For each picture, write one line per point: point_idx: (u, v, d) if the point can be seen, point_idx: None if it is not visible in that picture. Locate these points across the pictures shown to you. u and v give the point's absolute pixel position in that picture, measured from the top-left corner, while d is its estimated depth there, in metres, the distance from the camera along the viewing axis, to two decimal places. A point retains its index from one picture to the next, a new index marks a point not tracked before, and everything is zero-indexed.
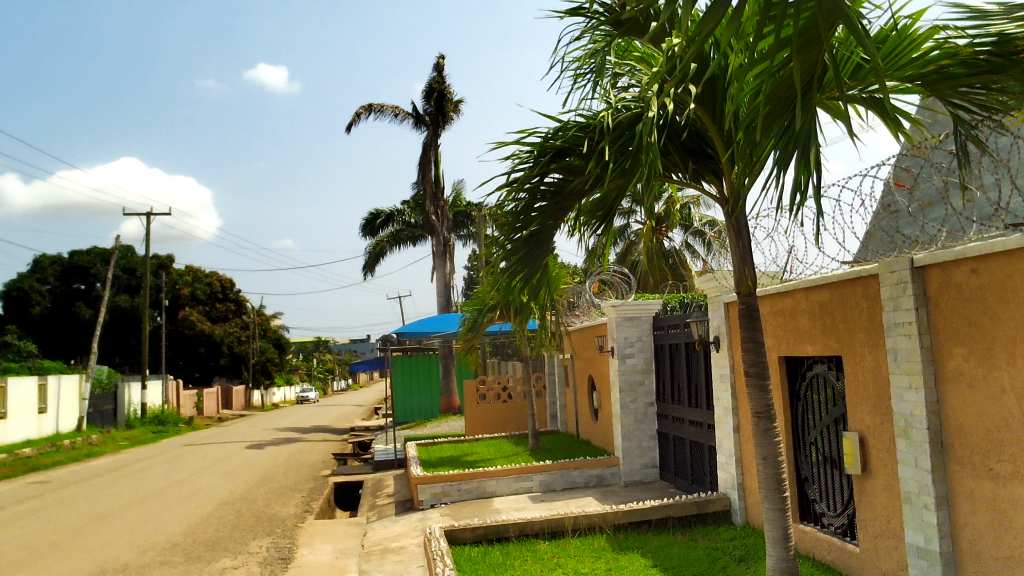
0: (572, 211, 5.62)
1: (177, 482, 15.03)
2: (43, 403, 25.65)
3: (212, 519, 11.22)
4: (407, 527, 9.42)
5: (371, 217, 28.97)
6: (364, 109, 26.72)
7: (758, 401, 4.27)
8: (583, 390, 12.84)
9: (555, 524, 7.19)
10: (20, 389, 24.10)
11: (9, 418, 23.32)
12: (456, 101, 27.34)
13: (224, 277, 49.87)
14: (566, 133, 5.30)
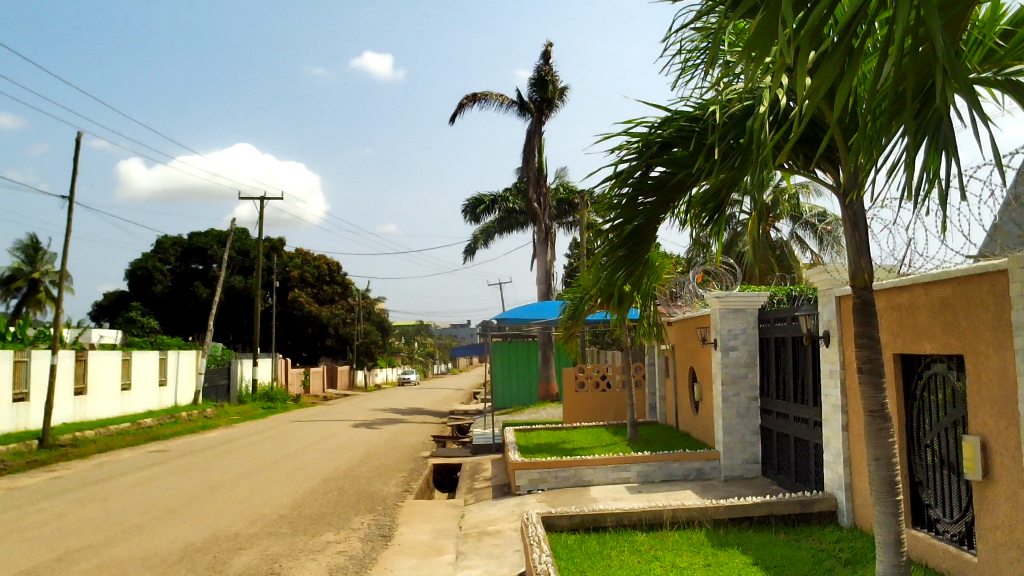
0: (678, 203, 5.51)
1: (285, 457, 15.62)
2: (163, 376, 27.09)
3: (317, 493, 11.62)
4: (504, 512, 9.50)
5: (474, 203, 29.32)
6: (469, 98, 27.01)
7: (871, 400, 4.09)
8: (684, 382, 12.62)
9: (653, 516, 7.11)
10: (143, 362, 25.52)
11: (132, 390, 24.72)
12: (563, 88, 27.23)
13: (331, 261, 51.34)
14: (674, 125, 5.22)
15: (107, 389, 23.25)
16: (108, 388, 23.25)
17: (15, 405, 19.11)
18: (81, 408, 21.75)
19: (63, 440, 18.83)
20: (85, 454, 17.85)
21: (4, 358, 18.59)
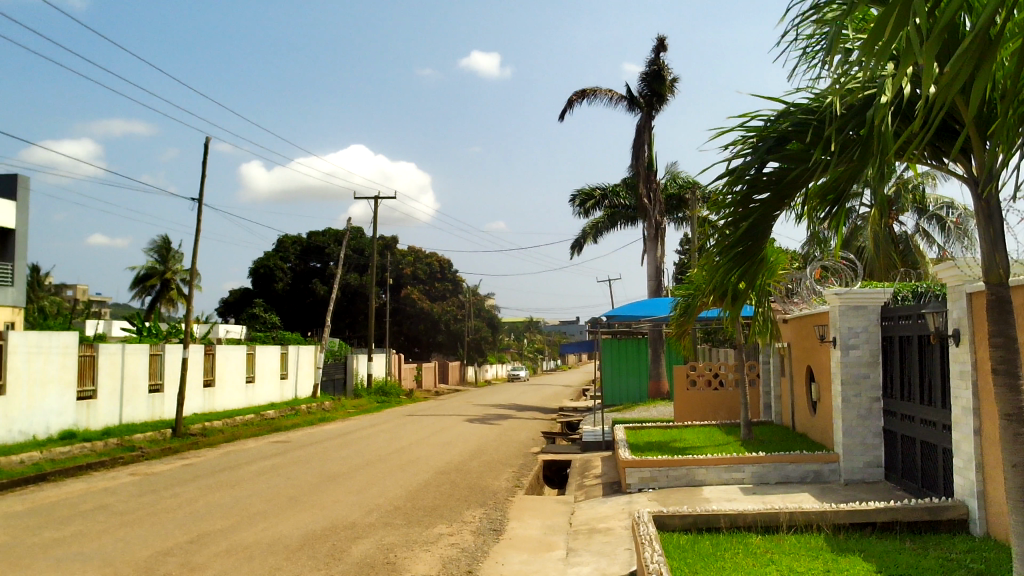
0: (794, 199, 5.36)
1: (398, 450, 16.02)
2: (284, 369, 28.24)
3: (430, 486, 11.87)
4: (614, 509, 9.47)
5: (584, 198, 29.20)
6: (578, 94, 26.96)
7: (1007, 403, 3.86)
8: (801, 381, 12.22)
9: (769, 518, 6.93)
10: (266, 356, 26.67)
11: (256, 382, 25.88)
12: (673, 81, 26.84)
13: (443, 258, 52.26)
14: (790, 118, 5.11)
15: (234, 381, 24.43)
16: (234, 380, 24.43)
17: (151, 395, 20.33)
18: (210, 399, 22.93)
19: (194, 429, 19.92)
20: (213, 442, 18.82)
21: (141, 351, 19.79)
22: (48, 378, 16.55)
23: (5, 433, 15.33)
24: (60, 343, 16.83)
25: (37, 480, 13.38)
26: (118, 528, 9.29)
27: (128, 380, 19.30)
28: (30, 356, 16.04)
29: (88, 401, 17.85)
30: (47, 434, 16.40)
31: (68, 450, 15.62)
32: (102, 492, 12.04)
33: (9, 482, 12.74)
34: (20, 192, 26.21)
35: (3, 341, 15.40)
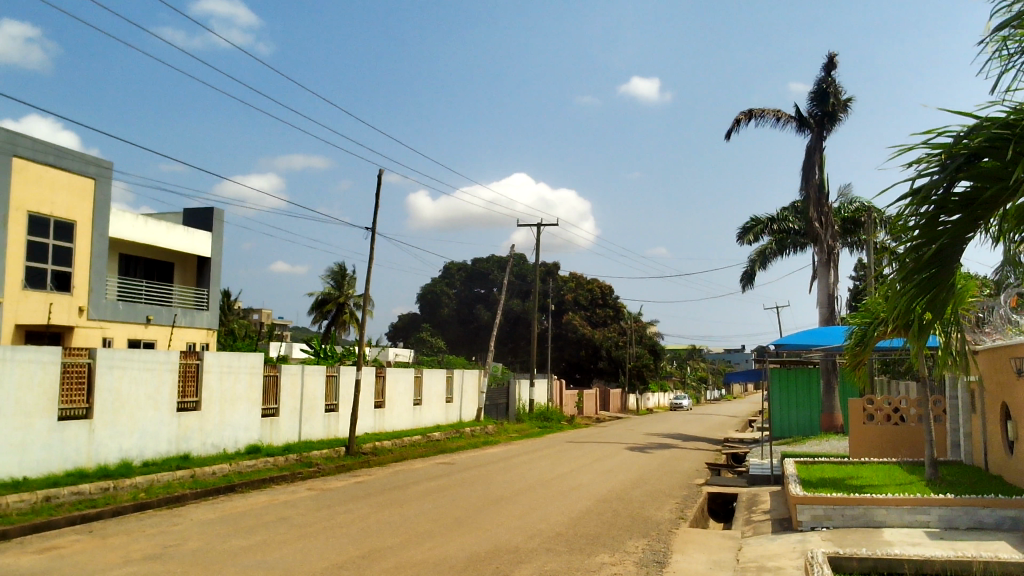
0: (989, 220, 5.01)
1: (560, 476, 16.05)
2: (450, 393, 29.03)
3: (592, 514, 11.79)
4: (784, 548, 9.05)
5: (750, 225, 28.34)
6: (744, 115, 26.32)
7: None
8: (996, 420, 11.24)
9: (961, 567, 6.41)
10: (433, 379, 27.54)
11: (423, 405, 26.74)
12: (846, 99, 25.72)
13: (604, 284, 52.17)
14: (985, 133, 4.82)
15: (402, 404, 25.36)
16: (403, 403, 25.36)
17: (327, 415, 21.43)
18: (381, 420, 23.91)
19: (365, 448, 20.82)
20: (383, 461, 19.58)
21: (318, 373, 20.96)
22: (237, 397, 17.82)
23: (200, 445, 16.63)
24: (247, 364, 18.12)
25: (227, 490, 14.40)
26: (296, 539, 9.83)
27: (306, 400, 20.46)
28: (221, 375, 17.35)
29: (271, 418, 19.06)
30: (235, 449, 17.62)
31: (253, 463, 16.71)
32: (282, 504, 12.79)
33: (202, 491, 13.79)
34: (216, 224, 28.56)
35: (200, 360, 16.76)
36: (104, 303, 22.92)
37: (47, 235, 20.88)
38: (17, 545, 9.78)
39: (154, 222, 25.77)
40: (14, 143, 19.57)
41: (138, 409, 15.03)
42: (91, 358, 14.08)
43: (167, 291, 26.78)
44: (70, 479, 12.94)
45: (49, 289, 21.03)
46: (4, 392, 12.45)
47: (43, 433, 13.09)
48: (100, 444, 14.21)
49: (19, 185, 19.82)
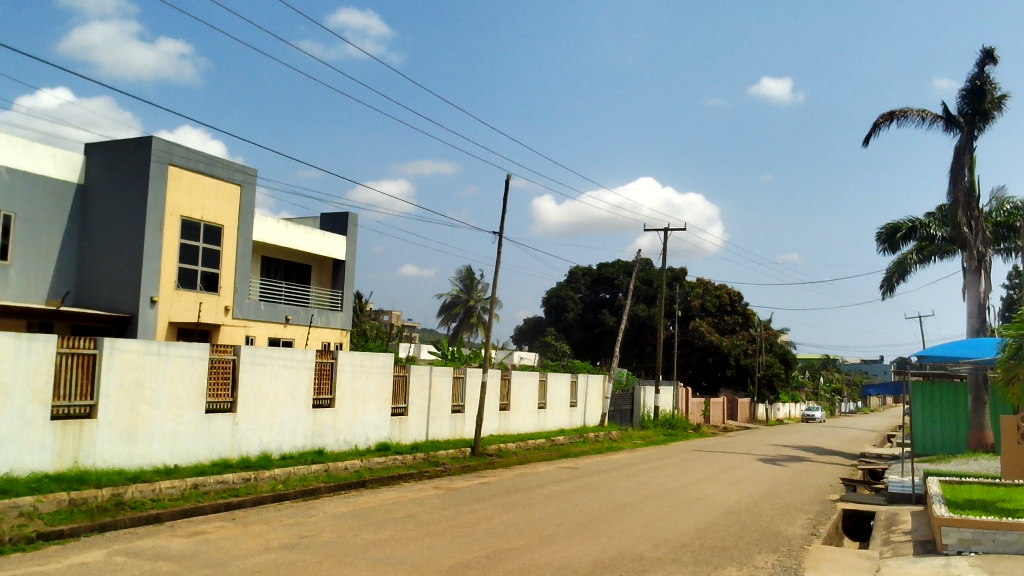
0: None
1: (685, 486, 15.76)
2: (574, 398, 29.05)
3: (719, 526, 11.53)
4: (927, 572, 8.57)
5: (891, 231, 26.97)
6: (886, 116, 25.09)
7: None
8: None
9: None
10: (558, 383, 27.61)
11: (548, 408, 26.86)
12: (1001, 96, 24.10)
13: (734, 290, 50.86)
14: None
15: (527, 407, 25.55)
16: (528, 406, 25.55)
17: (454, 415, 21.86)
18: (506, 422, 24.19)
19: (490, 450, 21.08)
20: (508, 463, 19.80)
21: (446, 374, 21.40)
22: (369, 395, 18.45)
23: (334, 441, 17.31)
24: (379, 364, 18.72)
25: (359, 485, 14.91)
26: (423, 536, 10.07)
27: (434, 400, 20.94)
28: (354, 374, 17.99)
29: (401, 417, 19.62)
30: (366, 445, 18.25)
31: (383, 460, 17.24)
32: (410, 501, 13.15)
33: (335, 485, 14.34)
34: (351, 228, 29.70)
35: (334, 359, 17.44)
36: (248, 303, 24.17)
37: (198, 238, 22.23)
38: (168, 528, 10.47)
39: (294, 226, 27.00)
40: (169, 152, 21.04)
41: (278, 405, 15.79)
42: (236, 354, 14.90)
43: (305, 292, 28.05)
44: (216, 468, 13.73)
45: (199, 289, 22.37)
46: (160, 385, 13.37)
47: (193, 424, 13.96)
48: (244, 437, 15.03)
49: (173, 191, 21.25)
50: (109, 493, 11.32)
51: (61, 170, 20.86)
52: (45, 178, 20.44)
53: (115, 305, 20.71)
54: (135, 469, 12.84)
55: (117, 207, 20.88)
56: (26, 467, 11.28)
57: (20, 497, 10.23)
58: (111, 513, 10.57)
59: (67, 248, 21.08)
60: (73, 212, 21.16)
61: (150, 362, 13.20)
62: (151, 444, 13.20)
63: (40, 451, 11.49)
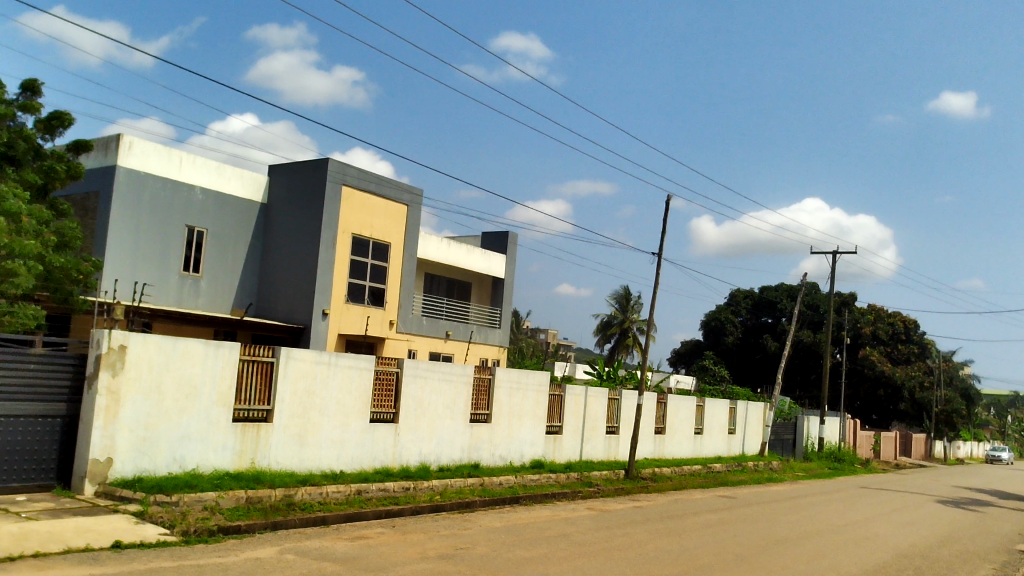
0: None
1: (852, 523, 14.89)
2: (733, 425, 28.18)
3: (890, 569, 10.83)
4: None
5: None
6: None
7: None
8: None
9: None
10: (716, 409, 26.89)
11: (705, 434, 26.17)
12: None
13: (910, 318, 47.74)
14: None
15: (683, 431, 24.98)
16: (684, 430, 24.98)
17: (608, 436, 21.73)
18: (661, 446, 23.80)
19: (644, 474, 20.76)
20: (663, 488, 19.42)
21: (601, 394, 21.34)
22: (525, 412, 18.66)
23: (489, 456, 17.61)
24: (535, 381, 18.90)
25: (512, 501, 15.08)
26: (576, 556, 10.05)
27: (589, 420, 20.88)
28: (511, 391, 18.25)
29: (556, 436, 19.71)
30: (521, 462, 18.44)
31: (537, 478, 17.35)
32: (564, 520, 13.16)
33: (490, 500, 14.56)
34: (510, 247, 30.24)
35: (492, 376, 17.77)
36: (411, 317, 25.08)
37: (366, 255, 23.33)
38: (334, 531, 10.98)
39: (456, 244, 27.78)
40: (344, 173, 22.24)
41: (437, 418, 16.26)
42: (399, 367, 15.47)
43: (465, 309, 28.77)
44: (378, 476, 14.29)
45: (367, 303, 23.44)
46: (329, 393, 14.09)
47: (358, 432, 14.61)
48: (405, 447, 15.57)
49: (346, 209, 22.44)
50: (281, 493, 12.02)
51: (248, 190, 22.43)
52: (234, 198, 22.06)
53: (291, 316, 22.02)
54: (305, 472, 13.58)
55: (295, 224, 22.26)
56: (209, 465, 12.19)
57: (203, 492, 11.07)
58: (283, 512, 11.22)
59: (250, 263, 22.64)
60: (257, 229, 22.71)
61: (321, 372, 13.93)
62: (320, 449, 13.92)
63: (223, 451, 12.39)
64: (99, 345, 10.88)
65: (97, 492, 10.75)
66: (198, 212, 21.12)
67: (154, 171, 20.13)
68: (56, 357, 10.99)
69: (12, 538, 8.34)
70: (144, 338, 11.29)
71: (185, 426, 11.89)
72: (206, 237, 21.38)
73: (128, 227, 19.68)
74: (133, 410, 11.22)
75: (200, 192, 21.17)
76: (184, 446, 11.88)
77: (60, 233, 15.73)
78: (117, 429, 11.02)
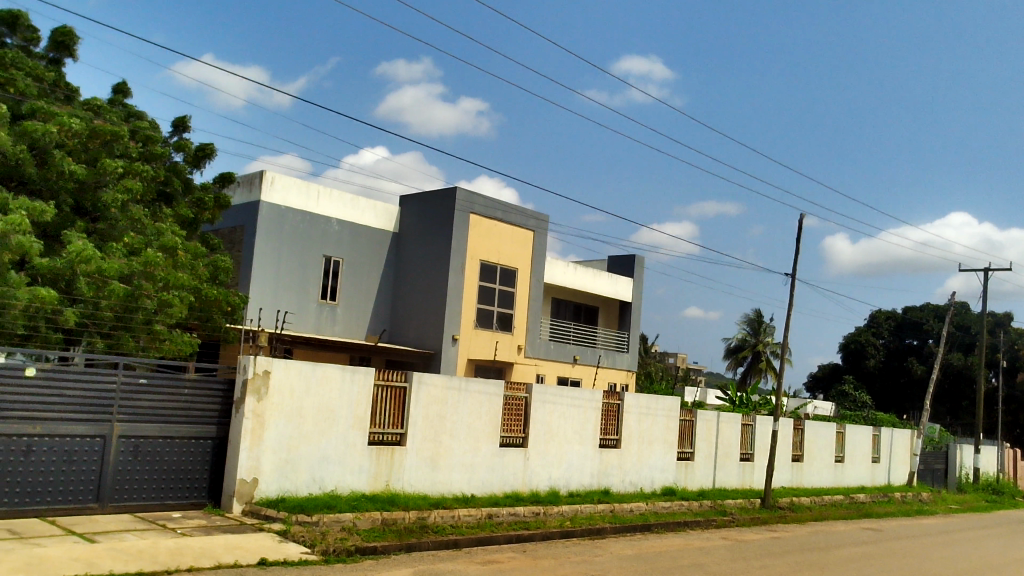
0: None
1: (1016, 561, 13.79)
2: (877, 453, 26.76)
3: None
4: None
5: None
6: None
7: None
8: None
9: None
10: (858, 436, 25.63)
11: (846, 463, 24.98)
12: None
13: None
14: None
15: (823, 459, 23.93)
16: (824, 458, 23.92)
17: (743, 463, 21.06)
18: (799, 475, 22.86)
19: (782, 503, 19.98)
20: (802, 519, 18.63)
21: (735, 420, 20.73)
22: (655, 437, 18.35)
23: (619, 482, 17.40)
24: (665, 407, 18.57)
25: (644, 529, 14.83)
26: None
27: (722, 447, 20.32)
28: (641, 417, 18.00)
29: (687, 462, 19.28)
30: (651, 488, 18.13)
31: (669, 505, 17.00)
32: (698, 550, 12.82)
33: (621, 527, 14.37)
34: (637, 270, 29.98)
35: (621, 401, 17.59)
36: (539, 342, 25.20)
37: (494, 280, 23.65)
38: (466, 554, 11.11)
39: (583, 269, 27.78)
40: (471, 202, 22.71)
41: (566, 443, 16.22)
42: (528, 393, 15.57)
43: (592, 333, 28.66)
44: (509, 501, 14.36)
45: (495, 329, 23.74)
46: (460, 418, 14.31)
47: (488, 456, 14.76)
48: (534, 471, 15.60)
49: (473, 237, 22.88)
50: (415, 516, 12.27)
51: (381, 221, 23.22)
52: (367, 228, 22.90)
53: (422, 342, 22.56)
54: (437, 495, 13.81)
55: (425, 252, 22.87)
56: (347, 486, 12.60)
57: (342, 513, 11.44)
58: (417, 535, 11.44)
59: (383, 290, 23.38)
60: (390, 258, 23.46)
61: (452, 398, 14.19)
62: (452, 473, 14.14)
63: (359, 473, 12.78)
64: (245, 370, 11.51)
65: (244, 511, 11.31)
66: (334, 243, 22.03)
67: (294, 205, 21.18)
68: (208, 382, 11.66)
69: (168, 553, 8.86)
70: (286, 364, 11.84)
71: (324, 449, 12.35)
72: (342, 267, 22.26)
73: (271, 258, 20.76)
74: (276, 433, 11.75)
75: (336, 224, 22.08)
76: (323, 468, 12.33)
77: (213, 266, 16.84)
78: (262, 450, 11.56)
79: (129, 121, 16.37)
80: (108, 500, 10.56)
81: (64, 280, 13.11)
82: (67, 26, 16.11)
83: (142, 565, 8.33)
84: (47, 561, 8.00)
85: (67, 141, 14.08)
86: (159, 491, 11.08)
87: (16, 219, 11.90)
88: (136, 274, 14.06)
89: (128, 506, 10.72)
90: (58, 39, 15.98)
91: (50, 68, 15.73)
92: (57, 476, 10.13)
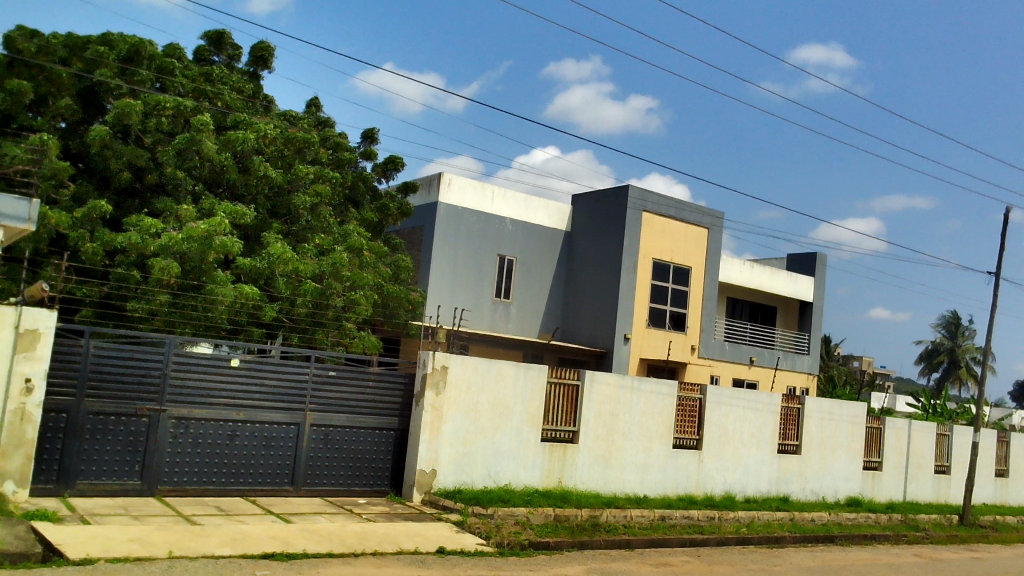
0: None
1: None
2: None
3: None
4: None
5: None
6: None
7: None
8: None
9: None
10: None
11: None
12: None
13: None
14: None
15: None
16: None
17: (937, 476, 19.63)
18: (1003, 491, 21.01)
19: (984, 521, 18.44)
20: (1008, 539, 17.13)
21: (928, 429, 19.36)
22: (839, 445, 17.45)
23: (799, 490, 16.68)
24: (849, 413, 17.62)
25: (827, 540, 14.14)
26: None
27: (914, 458, 19.03)
28: (823, 422, 17.16)
29: (875, 472, 18.20)
30: (835, 498, 17.25)
31: (854, 517, 16.11)
32: (887, 565, 12.07)
33: (802, 536, 13.77)
34: (819, 268, 28.62)
35: (801, 405, 16.84)
36: (714, 342, 24.58)
37: (667, 279, 23.32)
38: (639, 554, 11.02)
39: (760, 267, 26.87)
40: (643, 199, 22.51)
41: (743, 446, 15.73)
42: (702, 394, 15.24)
43: (769, 334, 27.65)
44: (683, 503, 14.12)
45: (668, 328, 23.40)
46: (632, 417, 14.21)
47: (662, 457, 14.57)
48: (709, 474, 15.24)
49: (646, 235, 22.66)
50: (587, 514, 12.30)
51: (553, 220, 23.45)
52: (540, 227, 23.19)
53: (594, 341, 22.59)
54: (610, 494, 13.79)
55: (597, 251, 22.89)
56: (521, 481, 12.84)
57: (516, 507, 11.66)
58: (589, 533, 11.47)
59: (556, 289, 23.60)
60: (563, 256, 23.64)
61: (624, 397, 14.11)
62: (624, 473, 14.07)
63: (533, 469, 12.99)
64: (425, 365, 11.96)
65: (424, 500, 11.80)
66: (508, 242, 22.48)
67: (470, 206, 21.80)
68: (391, 376, 12.22)
69: (355, 536, 9.39)
70: (463, 360, 12.20)
71: (499, 443, 12.63)
72: (516, 265, 22.68)
73: (449, 258, 21.49)
74: (454, 426, 12.15)
75: (510, 224, 22.53)
76: (498, 462, 12.62)
77: (396, 265, 17.69)
78: (440, 443, 12.00)
79: (320, 129, 17.50)
80: (302, 484, 11.32)
81: (264, 279, 14.17)
82: (265, 41, 17.41)
83: (331, 546, 8.86)
84: (248, 537, 8.67)
85: (265, 148, 15.15)
86: (346, 477, 11.74)
87: (218, 221, 13.05)
88: (327, 272, 15.05)
89: (318, 490, 11.46)
90: (258, 53, 17.28)
91: (251, 82, 17.08)
92: (257, 460, 10.97)
